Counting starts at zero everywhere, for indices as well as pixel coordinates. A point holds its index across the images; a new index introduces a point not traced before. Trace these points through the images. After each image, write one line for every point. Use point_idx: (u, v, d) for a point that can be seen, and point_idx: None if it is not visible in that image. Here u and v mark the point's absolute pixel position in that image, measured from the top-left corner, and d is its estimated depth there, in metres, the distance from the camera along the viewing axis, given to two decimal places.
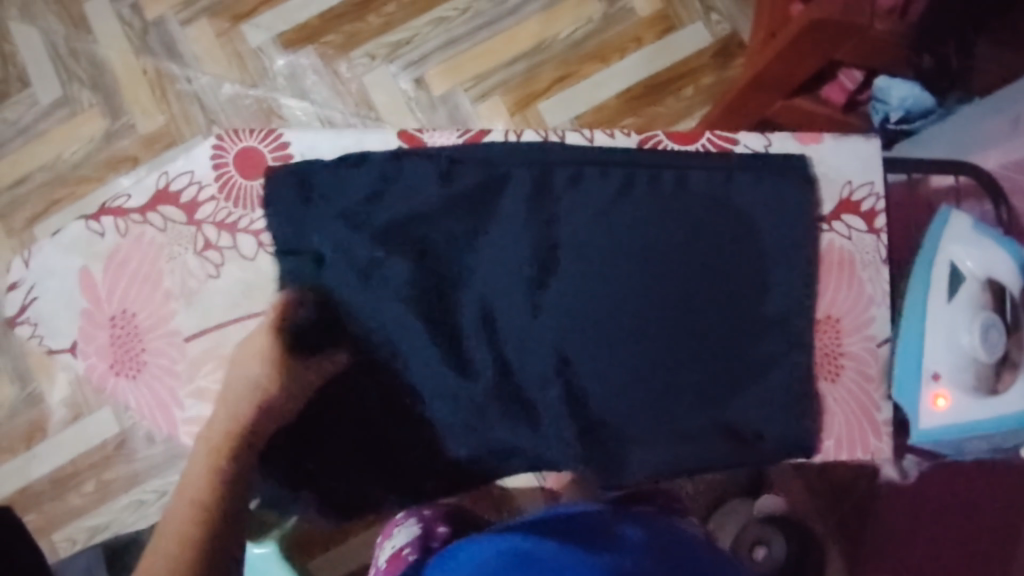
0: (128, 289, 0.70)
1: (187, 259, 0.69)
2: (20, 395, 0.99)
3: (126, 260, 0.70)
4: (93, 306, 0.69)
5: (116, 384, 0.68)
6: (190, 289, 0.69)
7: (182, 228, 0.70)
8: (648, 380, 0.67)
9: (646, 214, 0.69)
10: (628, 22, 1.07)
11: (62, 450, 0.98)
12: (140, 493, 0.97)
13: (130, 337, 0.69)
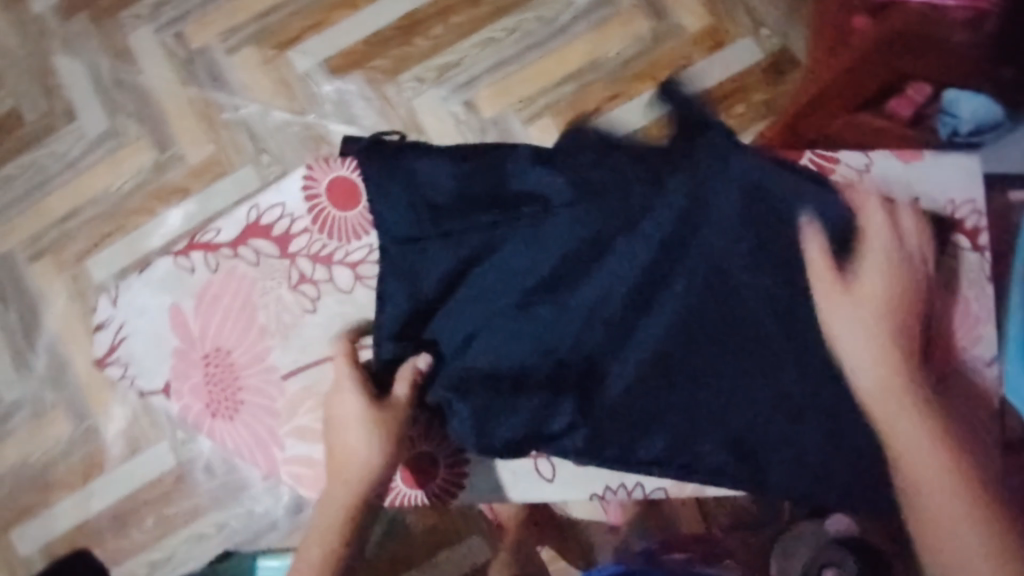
0: (221, 325, 0.69)
1: (281, 293, 0.69)
2: (77, 431, 1.00)
3: (219, 295, 0.69)
4: (187, 345, 0.68)
5: (213, 426, 0.66)
6: (286, 324, 0.69)
7: (274, 262, 0.69)
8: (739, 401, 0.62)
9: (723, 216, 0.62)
10: (678, 38, 1.05)
11: (119, 486, 1.00)
12: (200, 526, 0.99)
13: (227, 375, 0.67)
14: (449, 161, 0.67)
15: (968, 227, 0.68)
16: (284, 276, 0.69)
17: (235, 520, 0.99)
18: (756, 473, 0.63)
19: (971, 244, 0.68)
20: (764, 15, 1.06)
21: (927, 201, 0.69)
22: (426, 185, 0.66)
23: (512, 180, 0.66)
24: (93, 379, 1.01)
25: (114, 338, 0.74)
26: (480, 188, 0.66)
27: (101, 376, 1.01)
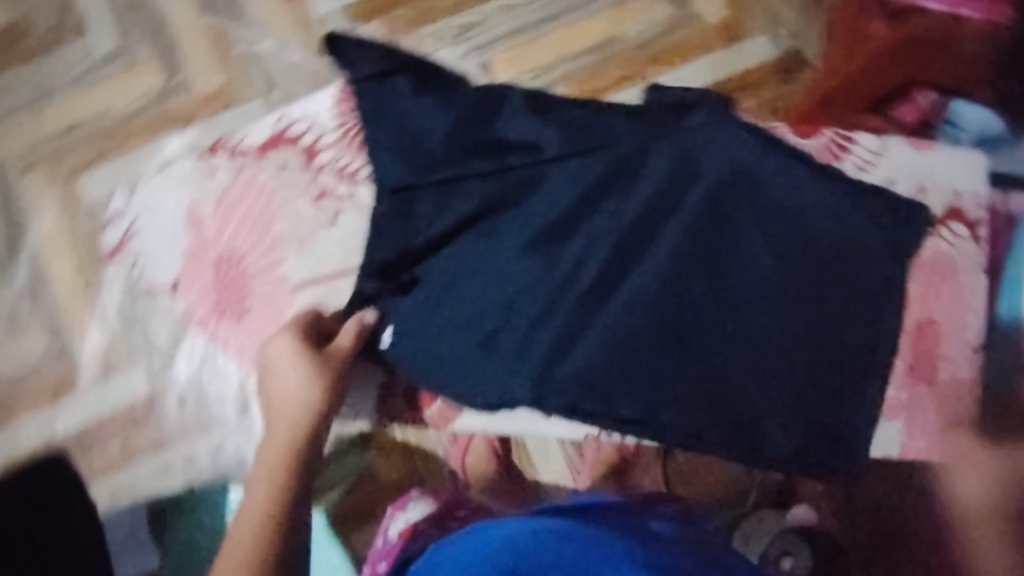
0: (235, 231, 0.67)
1: (301, 206, 0.66)
2: (51, 348, 0.99)
3: (235, 201, 0.67)
4: (199, 246, 0.68)
5: (218, 327, 0.68)
6: (302, 236, 0.65)
7: (298, 173, 0.67)
8: (737, 399, 0.58)
9: (720, 204, 0.59)
10: (696, 27, 1.07)
11: (86, 410, 0.98)
12: (166, 459, 0.95)
13: (236, 281, 0.67)
14: (448, 112, 0.62)
15: (970, 218, 0.65)
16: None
17: (204, 455, 0.95)
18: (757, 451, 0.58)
19: (971, 233, 0.64)
20: (779, 17, 1.08)
21: (932, 193, 0.65)
22: (419, 134, 0.61)
23: (496, 126, 0.61)
24: (73, 298, 1.00)
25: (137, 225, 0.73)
26: (474, 137, 0.60)
27: (81, 296, 1.00)
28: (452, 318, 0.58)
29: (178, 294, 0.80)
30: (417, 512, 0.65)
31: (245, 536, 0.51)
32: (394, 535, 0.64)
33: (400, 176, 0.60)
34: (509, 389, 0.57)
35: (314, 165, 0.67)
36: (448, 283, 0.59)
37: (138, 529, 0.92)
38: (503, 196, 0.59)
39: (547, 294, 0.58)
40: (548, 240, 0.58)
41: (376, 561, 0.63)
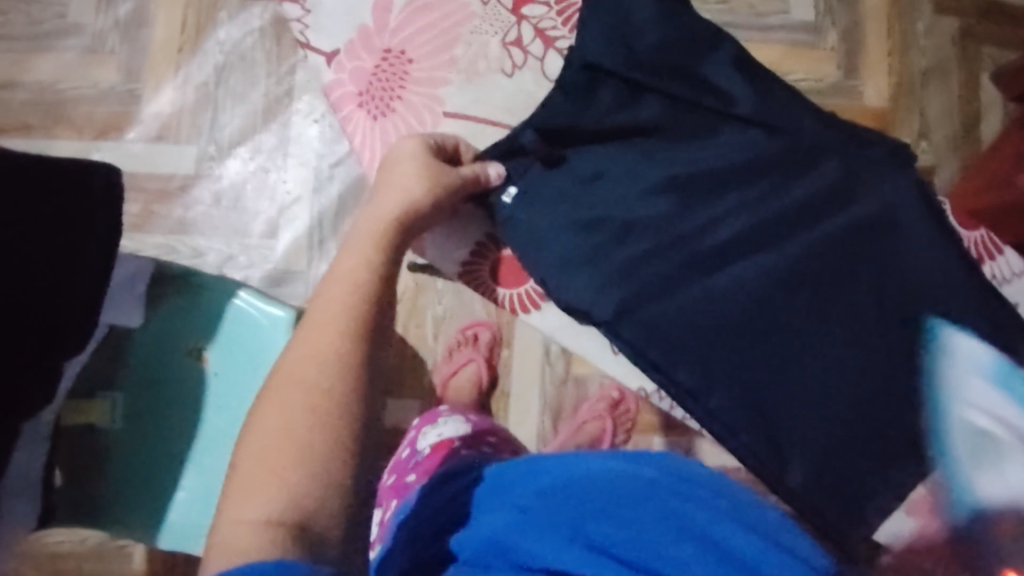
0: (415, 31, 0.88)
1: (490, 45, 0.88)
2: (121, 87, 0.98)
3: (430, 9, 0.88)
4: (375, 32, 0.88)
5: (354, 112, 0.88)
6: (473, 71, 0.87)
7: (500, 12, 0.88)
8: (830, 428, 0.70)
9: (834, 231, 0.72)
10: (852, 102, 1.03)
11: (125, 160, 0.96)
12: (176, 242, 0.96)
13: (394, 74, 0.87)
14: (664, 25, 0.76)
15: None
16: (503, 30, 0.88)
17: (214, 257, 0.96)
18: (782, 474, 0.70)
19: None
20: (934, 130, 1.03)
21: None
22: (630, 30, 0.75)
23: (704, 65, 0.76)
24: (163, 52, 0.99)
25: None
26: (674, 59, 0.75)
27: (172, 53, 0.99)
28: (603, 203, 0.73)
29: (349, 69, 0.89)
30: (450, 429, 0.79)
31: (338, 297, 0.51)
32: (426, 445, 0.77)
33: (604, 85, 0.74)
34: (603, 299, 0.71)
35: (523, 13, 0.87)
36: (606, 174, 0.74)
37: (135, 278, 0.74)
38: (674, 139, 0.74)
39: (677, 233, 0.72)
40: (689, 189, 0.73)
41: (405, 471, 0.75)
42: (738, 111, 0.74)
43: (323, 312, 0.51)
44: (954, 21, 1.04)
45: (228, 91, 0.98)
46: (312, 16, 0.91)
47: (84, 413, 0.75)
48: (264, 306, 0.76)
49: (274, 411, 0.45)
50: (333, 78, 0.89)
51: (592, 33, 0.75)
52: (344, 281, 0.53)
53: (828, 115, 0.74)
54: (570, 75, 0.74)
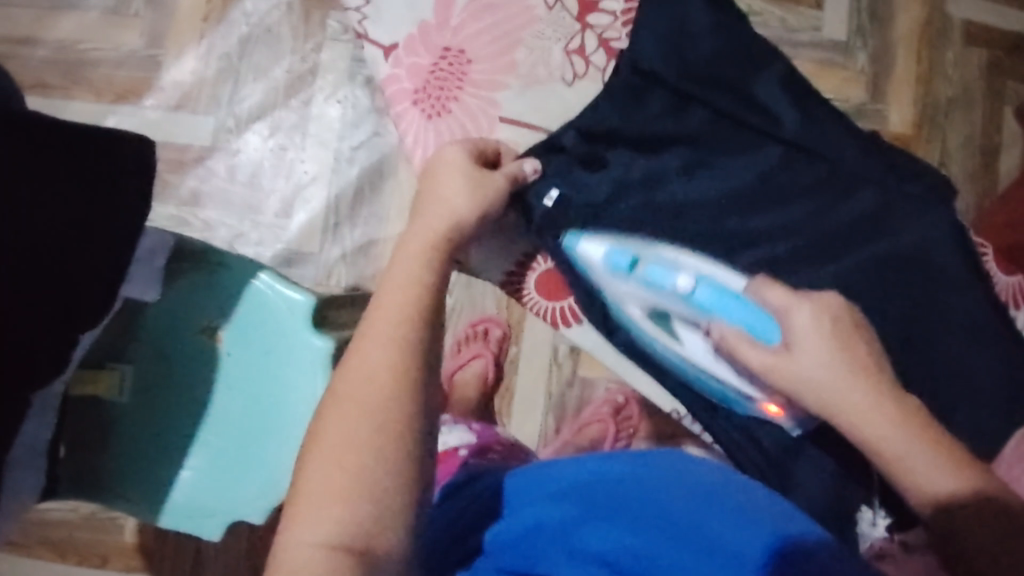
0: (474, 32, 0.87)
1: (551, 50, 0.87)
2: (142, 52, 0.96)
3: (493, 10, 0.87)
4: (436, 27, 0.87)
5: (407, 109, 0.86)
6: (534, 74, 0.87)
7: (562, 19, 0.87)
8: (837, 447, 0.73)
9: (866, 258, 0.73)
10: (876, 126, 1.03)
11: (142, 127, 0.95)
12: (189, 215, 0.95)
13: (452, 75, 0.86)
14: (720, 36, 0.78)
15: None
16: (566, 37, 0.87)
17: (225, 232, 0.95)
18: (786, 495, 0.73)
19: None
20: (954, 161, 1.03)
21: None
22: (685, 38, 0.77)
23: (756, 83, 0.77)
24: (188, 19, 0.97)
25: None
26: (723, 71, 0.77)
27: (197, 20, 0.97)
28: (643, 210, 0.76)
29: (406, 65, 0.87)
30: (457, 437, 0.77)
31: (393, 310, 0.52)
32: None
33: (659, 92, 0.76)
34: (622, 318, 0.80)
35: (587, 22, 0.87)
36: (648, 179, 0.75)
37: (154, 252, 0.72)
38: (717, 149, 0.76)
39: (707, 245, 0.75)
40: (729, 204, 0.75)
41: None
42: (785, 133, 0.75)
43: (377, 327, 0.51)
44: (982, 53, 1.04)
45: (252, 65, 0.96)
46: (371, 9, 0.88)
47: (91, 384, 0.75)
48: (285, 290, 0.74)
49: (336, 432, 0.47)
50: (388, 73, 0.87)
51: (650, 41, 0.76)
52: (400, 294, 0.53)
53: (872, 146, 0.76)
54: (630, 79, 0.76)
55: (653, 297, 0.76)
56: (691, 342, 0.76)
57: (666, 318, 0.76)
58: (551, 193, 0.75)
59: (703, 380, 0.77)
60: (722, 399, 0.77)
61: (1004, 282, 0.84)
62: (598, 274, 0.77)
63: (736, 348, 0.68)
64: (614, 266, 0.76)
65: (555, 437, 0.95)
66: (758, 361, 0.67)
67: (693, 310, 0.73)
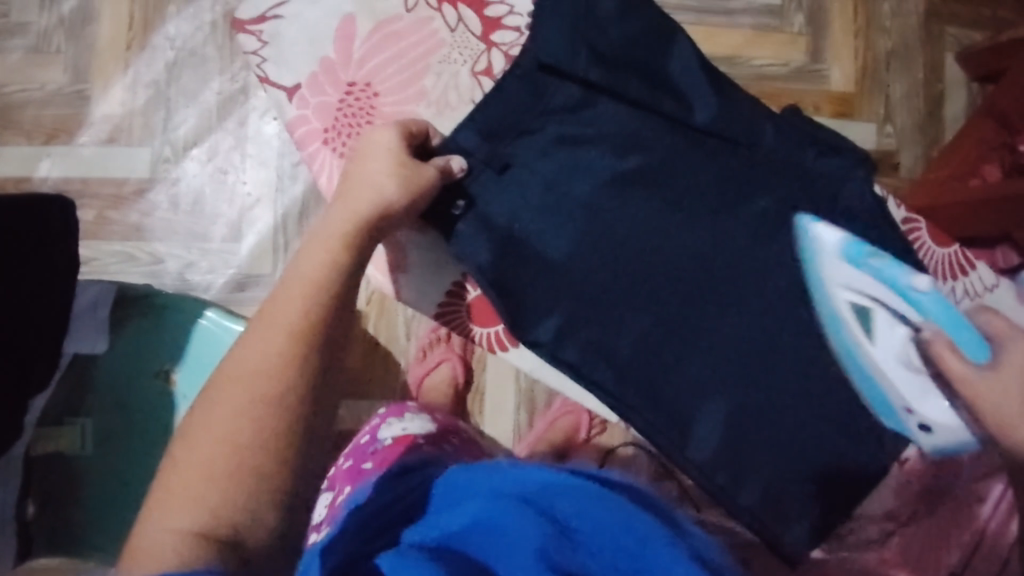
0: (379, 63, 0.77)
1: (460, 72, 0.77)
2: (68, 88, 0.94)
3: (398, 33, 0.77)
4: (338, 64, 0.77)
5: (319, 150, 0.76)
6: (444, 99, 0.77)
7: (471, 39, 0.77)
8: (766, 433, 0.70)
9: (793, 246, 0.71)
10: (817, 86, 1.03)
11: (76, 164, 0.93)
12: (135, 249, 0.93)
13: (358, 110, 0.76)
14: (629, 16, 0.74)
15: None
16: (473, 58, 0.77)
17: (174, 262, 0.93)
18: (733, 493, 0.71)
19: None
20: (897, 113, 1.03)
21: None
22: (591, 22, 0.72)
23: (671, 61, 0.74)
24: (112, 50, 0.95)
25: (279, 15, 0.79)
26: (638, 57, 0.73)
27: (121, 50, 0.95)
28: (564, 203, 0.71)
29: (312, 104, 0.77)
30: (416, 424, 0.73)
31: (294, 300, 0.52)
32: (387, 435, 0.71)
33: (556, 89, 0.72)
34: (543, 318, 0.70)
35: (494, 41, 0.77)
36: (551, 170, 0.71)
37: (96, 304, 0.72)
38: (633, 133, 0.72)
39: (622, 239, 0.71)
40: (640, 182, 0.72)
41: (362, 456, 0.69)
42: (696, 121, 0.72)
43: (287, 299, 0.52)
44: (918, 2, 1.04)
45: (181, 90, 0.94)
46: (271, 49, 0.78)
47: (50, 444, 0.73)
48: (232, 325, 0.75)
49: (216, 420, 0.46)
50: (294, 114, 0.77)
51: (554, 26, 0.72)
52: (317, 276, 0.54)
53: (790, 121, 0.74)
54: (528, 66, 0.72)
55: (877, 291, 0.63)
56: (892, 338, 0.63)
57: (871, 318, 0.64)
58: (459, 201, 0.69)
59: (863, 378, 0.68)
60: (873, 401, 0.70)
61: (941, 254, 0.81)
62: (826, 259, 0.67)
63: (937, 360, 0.60)
64: (849, 254, 0.66)
65: (529, 432, 0.95)
66: (959, 375, 0.58)
67: (917, 320, 0.61)
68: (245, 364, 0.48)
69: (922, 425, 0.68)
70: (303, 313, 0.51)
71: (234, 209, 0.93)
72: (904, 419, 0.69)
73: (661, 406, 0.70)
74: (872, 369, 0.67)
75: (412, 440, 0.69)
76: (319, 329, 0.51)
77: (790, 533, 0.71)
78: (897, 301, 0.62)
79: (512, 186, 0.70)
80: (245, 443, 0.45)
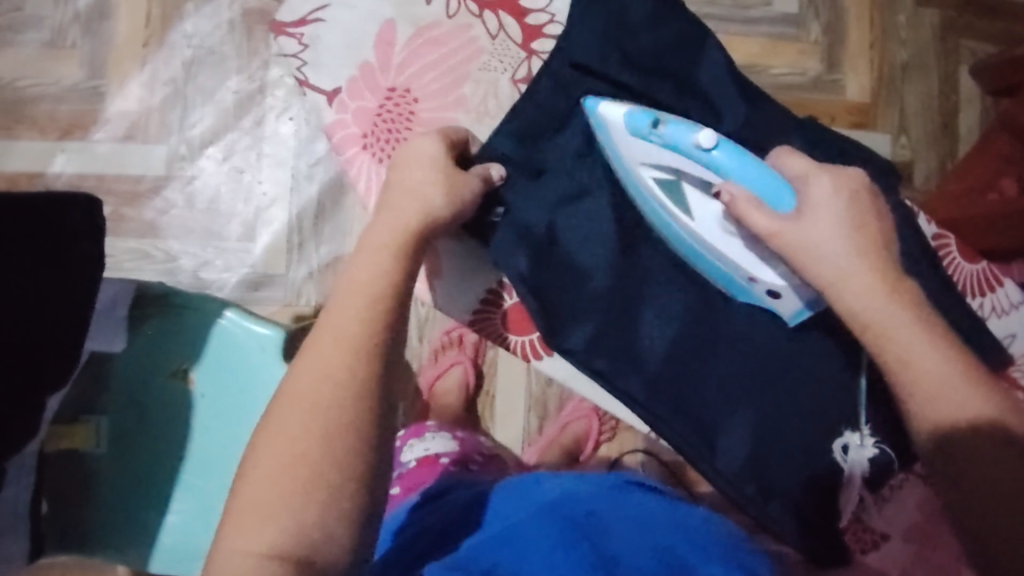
0: (419, 70, 0.79)
1: (499, 80, 0.79)
2: (84, 84, 0.93)
3: (438, 41, 0.80)
4: (380, 70, 0.79)
5: (359, 153, 0.78)
6: (484, 106, 0.79)
7: (510, 48, 0.80)
8: (790, 445, 0.70)
9: None
10: (833, 96, 1.03)
11: (92, 161, 0.92)
12: (150, 246, 0.92)
13: (399, 115, 0.78)
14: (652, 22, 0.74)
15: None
16: (512, 67, 0.79)
17: (189, 260, 0.92)
18: (762, 504, 0.70)
19: None
20: (913, 124, 1.03)
21: None
22: (619, 30, 0.72)
23: (699, 69, 0.73)
24: (128, 46, 0.94)
25: (321, 17, 0.81)
26: (664, 64, 0.73)
27: (138, 47, 0.94)
28: (591, 209, 0.71)
29: (351, 108, 0.79)
30: (439, 444, 0.72)
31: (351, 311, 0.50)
32: (411, 458, 0.71)
33: (588, 90, 0.72)
34: (573, 328, 0.70)
35: (534, 49, 0.80)
36: (577, 173, 0.71)
37: (115, 302, 0.72)
38: None
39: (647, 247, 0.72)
40: None
41: (388, 481, 0.69)
42: (725, 126, 0.72)
43: (342, 310, 0.51)
44: (935, 14, 1.04)
45: (198, 87, 0.94)
46: (310, 52, 0.81)
47: (67, 440, 0.72)
48: (253, 326, 0.75)
49: (279, 437, 0.44)
50: (333, 118, 0.80)
51: (582, 31, 0.72)
52: (366, 284, 0.53)
53: (814, 132, 0.74)
54: (558, 70, 0.72)
55: (679, 163, 0.65)
56: (705, 210, 0.66)
57: (676, 184, 0.66)
58: (498, 209, 0.70)
59: (698, 255, 0.69)
60: (722, 281, 0.70)
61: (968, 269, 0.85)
62: (620, 139, 0.67)
63: (743, 215, 0.62)
64: (636, 129, 0.65)
65: (540, 436, 0.94)
66: (768, 228, 0.61)
67: (710, 180, 0.64)
68: (307, 377, 0.47)
69: (771, 292, 0.67)
70: (360, 324, 0.50)
71: (249, 207, 0.93)
72: (755, 291, 0.68)
73: (683, 415, 0.70)
74: (708, 249, 0.67)
75: (436, 463, 0.69)
76: (378, 342, 0.49)
77: (818, 552, 0.70)
78: (692, 165, 0.64)
79: (542, 193, 0.70)
80: (312, 459, 0.43)
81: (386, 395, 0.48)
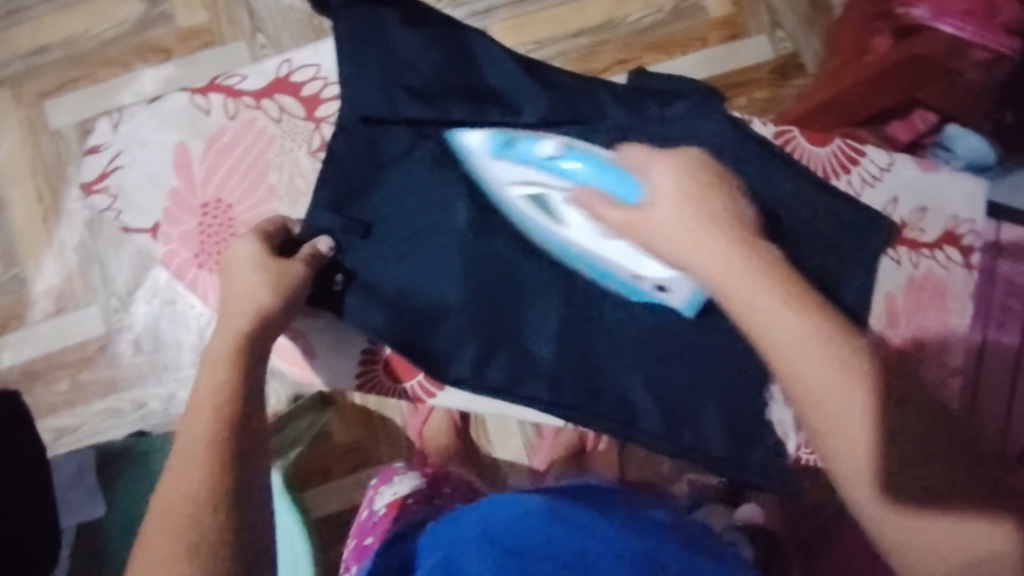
0: (221, 179, 0.75)
1: (299, 156, 0.75)
2: (4, 277, 0.97)
3: (229, 143, 0.76)
4: (186, 190, 0.75)
5: (197, 275, 0.74)
6: (294, 188, 0.75)
7: (297, 123, 0.76)
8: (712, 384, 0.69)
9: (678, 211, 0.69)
10: (697, 20, 1.03)
11: (36, 343, 0.96)
12: (117, 402, 0.95)
13: (219, 226, 0.74)
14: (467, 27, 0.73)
15: (962, 244, 0.75)
16: (306, 140, 0.75)
17: (154, 401, 0.95)
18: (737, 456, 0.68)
19: (965, 261, 0.75)
20: (784, 16, 1.03)
21: (956, 206, 0.75)
22: (400, 67, 0.70)
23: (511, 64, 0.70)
24: (30, 227, 0.98)
25: (120, 160, 0.77)
26: (456, 80, 0.70)
27: (41, 224, 0.98)
28: (437, 243, 0.69)
29: (175, 236, 0.74)
30: (405, 484, 0.74)
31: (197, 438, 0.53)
32: (382, 504, 0.73)
33: (407, 113, 0.69)
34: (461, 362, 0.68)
35: (319, 116, 0.75)
36: (413, 217, 0.69)
37: (80, 471, 0.75)
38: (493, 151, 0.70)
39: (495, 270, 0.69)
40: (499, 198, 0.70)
41: (364, 531, 0.71)
42: (525, 120, 0.69)
43: (194, 429, 0.54)
44: None
45: (106, 242, 0.97)
46: (121, 200, 0.76)
47: None
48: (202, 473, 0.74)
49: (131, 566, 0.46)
50: (163, 251, 0.75)
51: (376, 73, 0.70)
52: (216, 397, 0.56)
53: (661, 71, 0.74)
54: (370, 102, 0.69)
55: (536, 176, 0.68)
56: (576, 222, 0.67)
57: (547, 201, 0.68)
58: (337, 277, 0.68)
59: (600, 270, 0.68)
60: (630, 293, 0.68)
61: (823, 155, 0.75)
62: (482, 163, 0.69)
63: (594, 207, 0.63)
64: (495, 150, 0.68)
65: (539, 442, 0.95)
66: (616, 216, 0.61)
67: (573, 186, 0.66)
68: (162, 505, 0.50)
69: (659, 284, 0.68)
70: (213, 446, 0.53)
71: (181, 339, 0.96)
72: (639, 284, 0.68)
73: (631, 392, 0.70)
74: (596, 247, 0.68)
75: (405, 504, 0.71)
76: (224, 457, 0.52)
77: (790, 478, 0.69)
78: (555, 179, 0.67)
79: (388, 251, 0.69)
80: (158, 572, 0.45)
81: (239, 514, 0.50)
